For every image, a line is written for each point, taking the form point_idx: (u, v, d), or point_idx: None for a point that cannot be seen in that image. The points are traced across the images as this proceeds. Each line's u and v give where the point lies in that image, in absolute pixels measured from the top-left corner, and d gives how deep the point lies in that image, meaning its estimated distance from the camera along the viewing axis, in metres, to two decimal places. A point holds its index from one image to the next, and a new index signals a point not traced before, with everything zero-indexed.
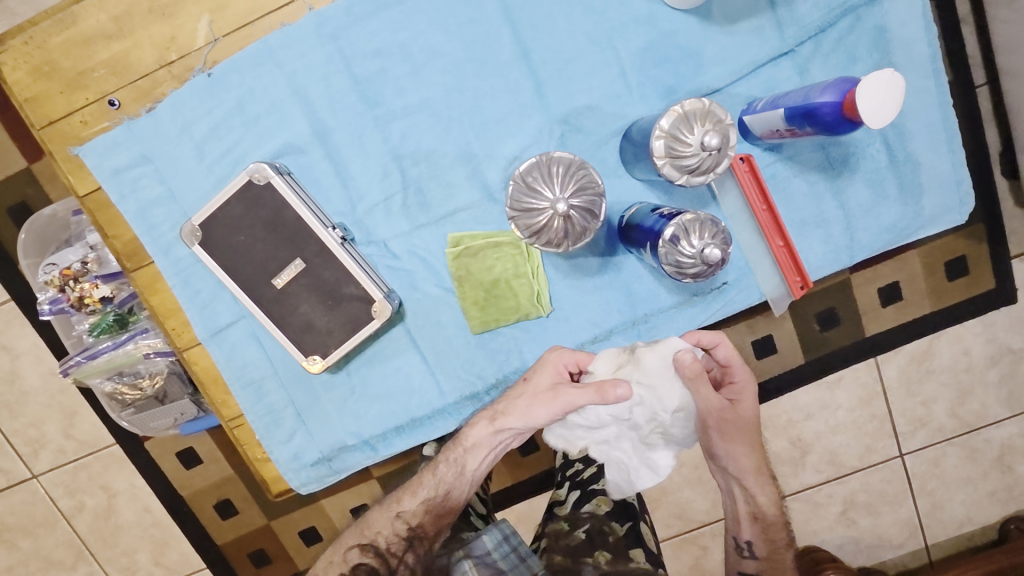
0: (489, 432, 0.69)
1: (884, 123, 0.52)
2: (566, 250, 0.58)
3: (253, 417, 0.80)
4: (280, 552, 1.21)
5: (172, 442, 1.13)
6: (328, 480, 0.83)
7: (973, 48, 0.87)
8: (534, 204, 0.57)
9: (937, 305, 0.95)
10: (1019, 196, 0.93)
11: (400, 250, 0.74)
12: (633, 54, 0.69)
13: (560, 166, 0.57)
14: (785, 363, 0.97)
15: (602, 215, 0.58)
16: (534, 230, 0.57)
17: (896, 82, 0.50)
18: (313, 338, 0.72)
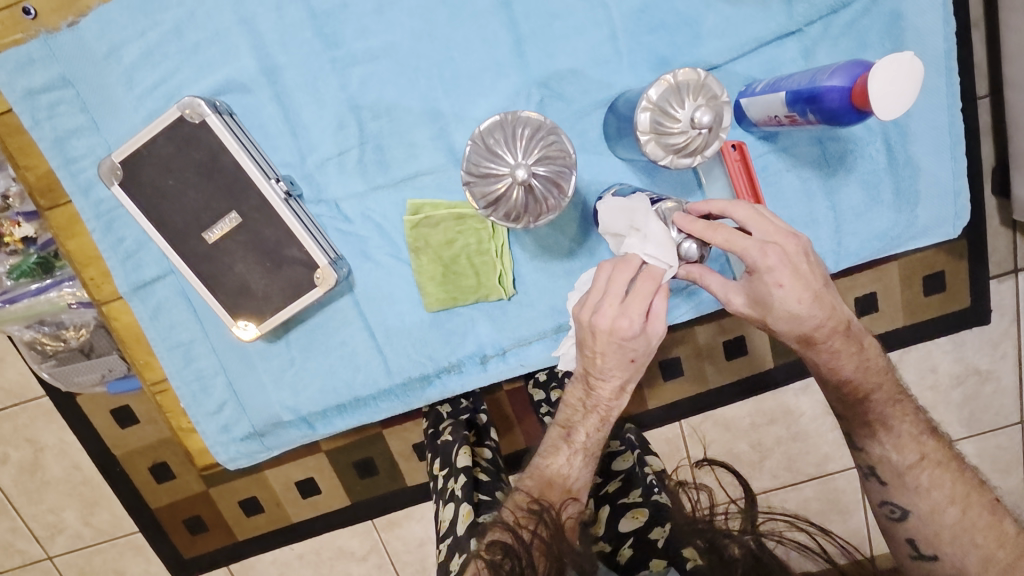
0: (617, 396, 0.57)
1: (897, 114, 0.46)
2: (525, 226, 0.52)
3: (178, 383, 0.73)
4: (216, 521, 1.15)
5: (104, 399, 1.04)
6: (259, 457, 0.77)
7: (981, 54, 0.83)
8: (493, 169, 0.50)
9: (912, 320, 0.92)
10: (1006, 215, 0.90)
11: (353, 213, 0.67)
12: (626, 16, 0.62)
13: (526, 129, 0.50)
14: (755, 366, 0.95)
15: (569, 190, 0.51)
16: (491, 200, 0.50)
17: (914, 67, 0.45)
18: (249, 301, 0.65)
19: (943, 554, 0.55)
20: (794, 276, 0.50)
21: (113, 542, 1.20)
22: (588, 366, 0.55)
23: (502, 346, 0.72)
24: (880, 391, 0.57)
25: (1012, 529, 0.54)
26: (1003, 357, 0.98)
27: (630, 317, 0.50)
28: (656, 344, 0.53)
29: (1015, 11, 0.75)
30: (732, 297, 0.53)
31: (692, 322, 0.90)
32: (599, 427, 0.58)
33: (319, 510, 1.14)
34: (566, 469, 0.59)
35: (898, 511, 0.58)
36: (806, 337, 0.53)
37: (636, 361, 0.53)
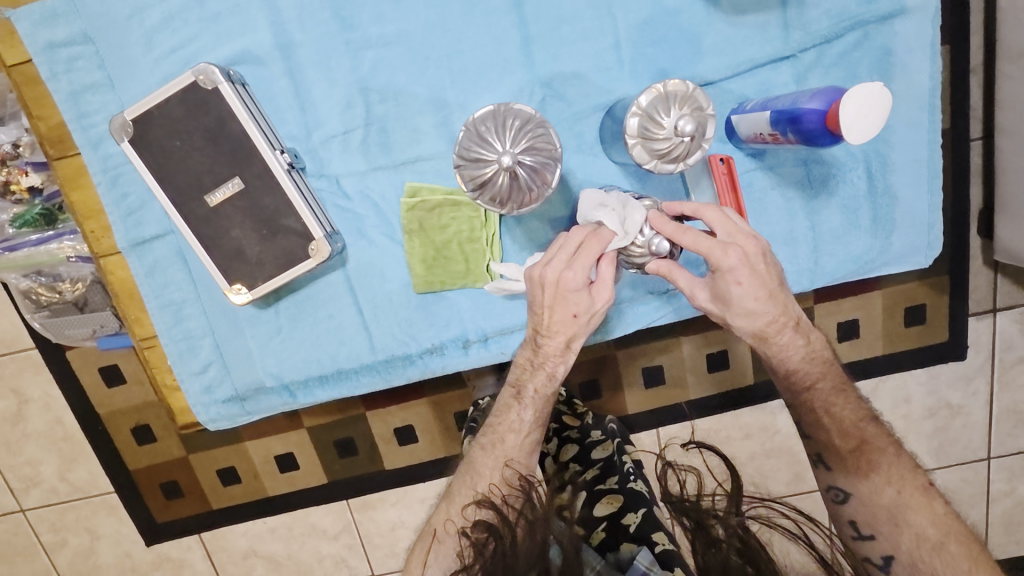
0: (563, 351, 0.61)
1: (865, 140, 0.49)
2: (508, 212, 0.54)
3: (167, 340, 0.75)
4: (192, 487, 1.17)
5: (94, 355, 1.06)
6: (239, 421, 0.79)
7: (974, 99, 0.85)
8: (483, 155, 0.52)
9: (888, 348, 0.95)
10: (987, 256, 0.92)
11: (352, 190, 0.70)
12: (631, 27, 0.64)
13: (517, 119, 0.53)
14: (733, 381, 0.98)
15: (553, 181, 0.53)
16: (480, 182, 0.53)
17: (883, 97, 0.48)
18: (242, 266, 0.67)
19: (879, 533, 0.57)
20: (752, 276, 0.54)
21: (88, 500, 1.21)
22: (536, 323, 0.60)
23: (485, 333, 0.75)
24: (823, 380, 0.60)
25: (942, 509, 0.55)
26: (974, 393, 1.01)
27: (576, 273, 0.56)
28: (601, 308, 0.58)
29: (1009, 60, 0.78)
30: (696, 291, 0.56)
31: (675, 332, 0.94)
32: (547, 383, 0.62)
33: (295, 487, 1.16)
34: (518, 428, 0.63)
35: (840, 494, 0.59)
36: (760, 333, 0.57)
37: (578, 317, 0.57)
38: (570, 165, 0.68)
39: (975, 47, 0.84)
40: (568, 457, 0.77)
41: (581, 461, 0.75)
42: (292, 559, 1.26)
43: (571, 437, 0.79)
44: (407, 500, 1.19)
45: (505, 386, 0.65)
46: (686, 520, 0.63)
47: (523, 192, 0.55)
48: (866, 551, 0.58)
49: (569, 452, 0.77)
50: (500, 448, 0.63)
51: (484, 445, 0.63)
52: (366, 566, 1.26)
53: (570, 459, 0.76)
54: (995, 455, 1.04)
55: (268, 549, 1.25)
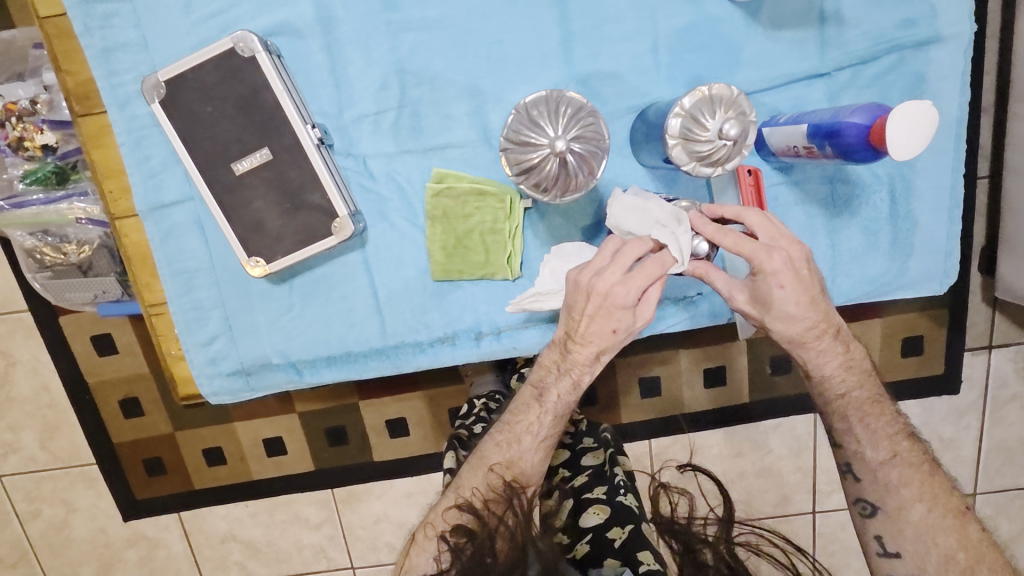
0: (591, 361, 0.61)
1: (909, 156, 0.49)
2: (551, 199, 0.54)
3: (176, 309, 0.73)
4: (176, 465, 1.15)
5: (90, 322, 1.04)
6: (241, 396, 0.77)
7: (989, 137, 0.87)
8: (533, 139, 0.53)
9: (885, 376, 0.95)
10: (988, 292, 0.94)
11: (378, 171, 0.69)
12: (671, 32, 0.65)
13: (569, 107, 0.53)
14: (729, 397, 0.99)
15: (598, 172, 0.53)
16: (524, 167, 0.53)
17: (928, 115, 0.48)
18: (261, 239, 0.66)
19: (905, 552, 0.58)
20: (796, 281, 0.55)
21: (67, 471, 1.19)
22: (571, 330, 0.59)
23: (498, 326, 0.74)
24: (860, 389, 0.60)
25: (975, 533, 0.57)
26: (966, 428, 1.02)
27: (628, 290, 0.55)
28: (639, 326, 0.58)
29: None
30: (735, 293, 0.58)
31: (676, 344, 0.94)
32: (570, 391, 0.62)
33: (282, 472, 1.15)
34: (534, 428, 0.63)
35: (868, 508, 0.61)
36: (796, 339, 0.58)
37: (617, 333, 0.57)
38: None
39: (989, 86, 0.85)
40: (558, 461, 0.76)
41: (571, 466, 0.74)
42: (271, 546, 1.24)
43: (567, 443, 0.78)
44: (393, 494, 1.18)
45: (527, 382, 0.65)
46: (674, 542, 0.64)
47: (567, 182, 0.54)
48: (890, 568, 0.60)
49: (559, 456, 0.77)
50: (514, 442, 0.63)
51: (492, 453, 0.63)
52: (346, 559, 1.24)
53: (560, 464, 0.75)
54: (981, 492, 1.06)
55: (247, 534, 1.23)
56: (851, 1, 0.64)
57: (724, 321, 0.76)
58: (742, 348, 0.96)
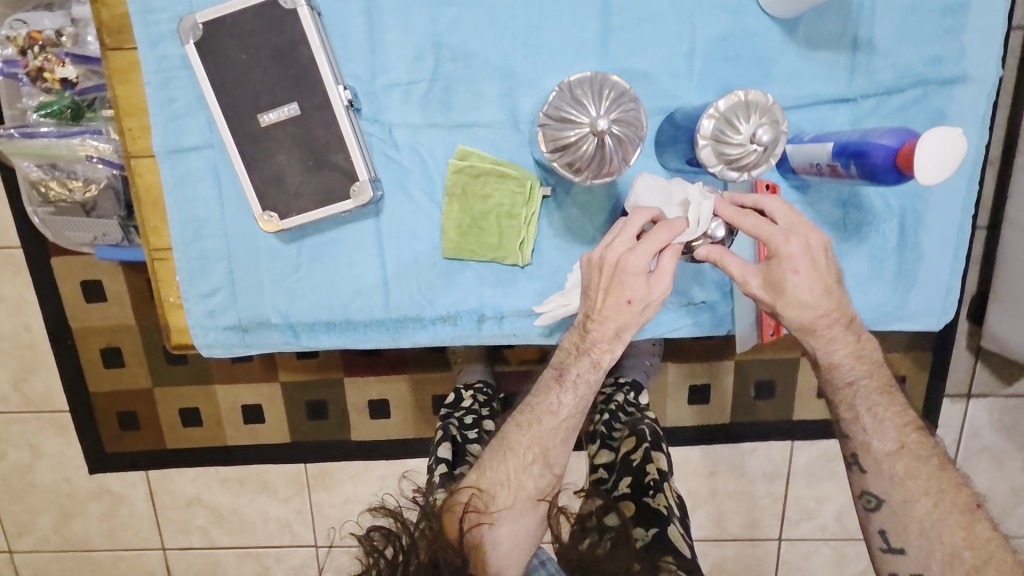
0: (611, 338, 0.63)
1: (934, 180, 0.50)
2: (582, 179, 0.55)
3: (180, 256, 0.73)
4: (151, 420, 1.13)
5: (83, 266, 1.02)
6: (235, 351, 0.77)
7: (992, 189, 0.89)
8: (572, 117, 0.54)
9: None
10: (973, 340, 0.96)
11: (403, 142, 0.69)
12: (707, 40, 0.66)
13: (612, 91, 0.54)
14: (712, 416, 1.01)
15: (631, 159, 0.55)
16: (560, 145, 0.54)
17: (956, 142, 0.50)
18: (279, 193, 0.66)
19: (908, 547, 0.60)
20: (809, 267, 0.58)
21: (38, 416, 1.16)
22: (589, 308, 0.62)
23: (502, 311, 0.75)
24: (869, 380, 0.63)
25: (984, 533, 0.57)
26: None
27: (639, 257, 0.58)
28: (657, 298, 0.60)
29: None
30: (749, 278, 0.60)
31: (667, 357, 0.97)
32: (590, 369, 0.65)
33: (256, 441, 1.14)
34: (556, 409, 0.66)
35: (872, 503, 0.62)
36: (805, 325, 0.61)
37: (632, 303, 0.60)
38: None
39: (997, 140, 0.87)
40: (599, 462, 0.78)
41: (607, 466, 0.77)
42: (236, 515, 1.22)
43: (609, 443, 0.79)
44: (366, 476, 1.17)
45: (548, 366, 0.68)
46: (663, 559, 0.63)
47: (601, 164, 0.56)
48: (893, 565, 0.61)
49: (603, 456, 0.78)
50: (536, 424, 0.67)
51: (518, 441, 0.67)
52: (311, 537, 1.23)
53: (600, 465, 0.78)
54: None
55: (213, 500, 1.21)
56: (885, 31, 0.66)
57: (723, 333, 0.77)
58: (729, 367, 0.98)
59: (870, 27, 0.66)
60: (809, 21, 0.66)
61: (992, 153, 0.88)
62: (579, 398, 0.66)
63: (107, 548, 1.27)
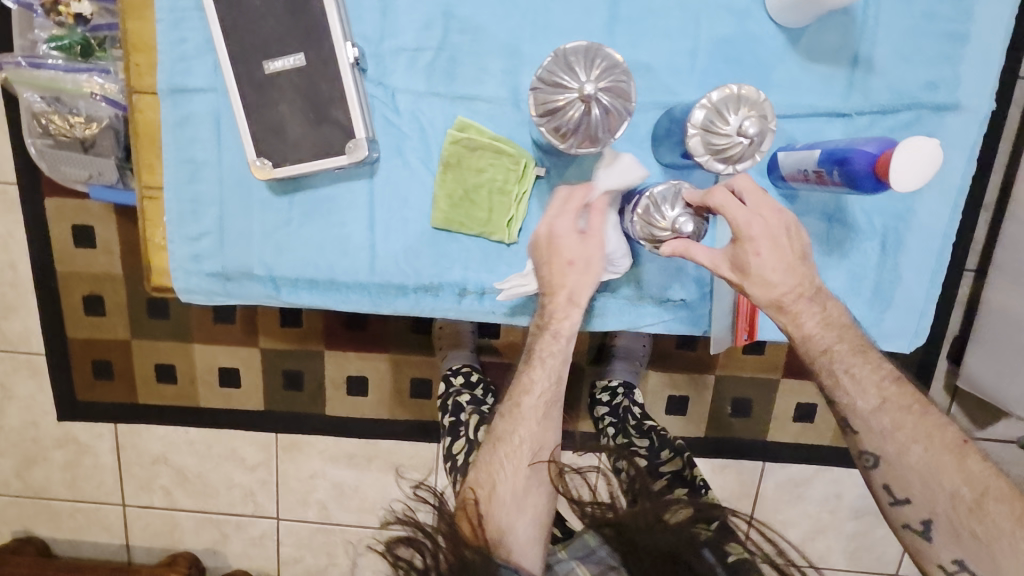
0: (566, 304, 0.70)
1: (908, 188, 0.52)
2: (566, 147, 0.57)
3: (172, 197, 0.73)
4: (124, 372, 1.12)
5: (77, 211, 1.03)
6: (215, 299, 0.76)
7: (982, 234, 0.91)
8: (563, 83, 0.55)
9: (835, 442, 1.05)
10: (949, 381, 0.98)
11: (404, 108, 0.70)
12: (711, 41, 0.68)
13: (605, 62, 0.55)
14: (687, 428, 1.05)
15: (616, 132, 0.56)
16: (548, 109, 0.55)
17: (934, 154, 0.51)
18: (276, 142, 0.66)
19: (914, 496, 0.58)
20: (771, 248, 0.60)
21: (12, 355, 1.15)
22: (540, 279, 0.71)
23: (484, 287, 0.75)
24: (840, 343, 0.62)
25: (977, 466, 0.57)
26: None
27: (564, 220, 0.69)
28: (595, 255, 0.69)
29: None
30: (718, 264, 0.62)
31: (648, 364, 1.01)
32: (553, 340, 0.70)
33: (228, 405, 1.13)
34: (529, 387, 0.70)
35: (871, 460, 0.61)
36: (777, 302, 0.61)
37: (573, 262, 0.69)
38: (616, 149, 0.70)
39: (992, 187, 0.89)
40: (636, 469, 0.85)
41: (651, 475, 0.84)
42: (200, 478, 1.21)
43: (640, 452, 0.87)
44: (335, 452, 1.17)
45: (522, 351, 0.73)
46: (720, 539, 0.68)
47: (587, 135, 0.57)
48: (904, 517, 0.60)
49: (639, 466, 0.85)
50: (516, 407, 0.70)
51: (503, 426, 0.69)
52: (273, 508, 1.22)
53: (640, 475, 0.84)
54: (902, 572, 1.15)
55: (180, 461, 1.20)
56: (884, 51, 0.68)
57: (699, 332, 0.78)
58: (710, 383, 1.02)
59: (871, 46, 0.68)
60: (812, 33, 0.67)
61: (987, 199, 0.90)
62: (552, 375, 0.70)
63: (66, 498, 1.24)
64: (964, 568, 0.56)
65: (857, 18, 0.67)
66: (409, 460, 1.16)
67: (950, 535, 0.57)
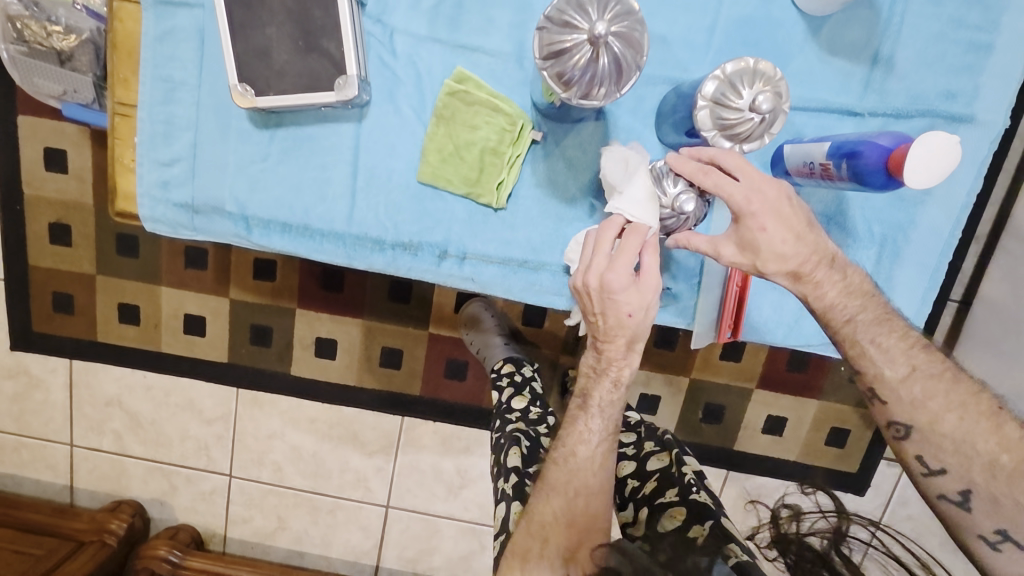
0: (625, 353, 0.59)
1: (924, 185, 0.51)
2: (568, 96, 0.54)
3: (145, 116, 0.68)
4: (86, 307, 1.06)
5: (52, 132, 0.97)
6: (180, 233, 0.71)
7: (971, 264, 0.91)
8: (574, 23, 0.51)
9: (802, 458, 1.03)
10: None
11: (402, 51, 0.67)
12: (729, 21, 0.65)
13: (619, 7, 0.52)
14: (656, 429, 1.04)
15: (624, 87, 0.54)
16: (555, 50, 0.52)
17: (949, 145, 0.50)
18: (261, 67, 0.62)
19: (950, 467, 0.56)
20: (777, 220, 0.55)
21: None
22: (593, 331, 0.59)
23: (465, 252, 0.71)
24: (864, 312, 0.59)
25: (1015, 433, 0.54)
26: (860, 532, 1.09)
27: (619, 272, 0.54)
28: (654, 300, 0.56)
29: (1016, 242, 0.83)
30: (721, 248, 0.58)
31: None
32: (612, 390, 0.61)
33: (191, 354, 1.07)
34: (584, 435, 0.62)
35: (902, 430, 0.58)
36: (794, 273, 0.57)
37: (632, 317, 0.56)
38: (616, 124, 0.68)
39: (988, 218, 0.88)
40: (625, 472, 0.74)
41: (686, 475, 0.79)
42: (154, 426, 1.14)
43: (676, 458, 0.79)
44: (297, 415, 1.11)
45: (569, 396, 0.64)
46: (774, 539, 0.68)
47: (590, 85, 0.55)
48: (939, 488, 0.57)
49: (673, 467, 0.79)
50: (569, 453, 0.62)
51: (555, 477, 0.62)
52: (226, 465, 1.15)
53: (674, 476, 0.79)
54: None
55: (134, 406, 1.13)
56: (905, 52, 0.65)
57: (682, 326, 0.74)
58: (686, 386, 1.00)
59: (892, 46, 0.65)
60: (835, 24, 0.65)
61: (982, 229, 0.89)
62: (605, 424, 0.62)
63: (12, 432, 1.16)
64: (1008, 538, 0.53)
65: (882, 14, 0.65)
66: (371, 429, 1.11)
67: (990, 503, 0.54)
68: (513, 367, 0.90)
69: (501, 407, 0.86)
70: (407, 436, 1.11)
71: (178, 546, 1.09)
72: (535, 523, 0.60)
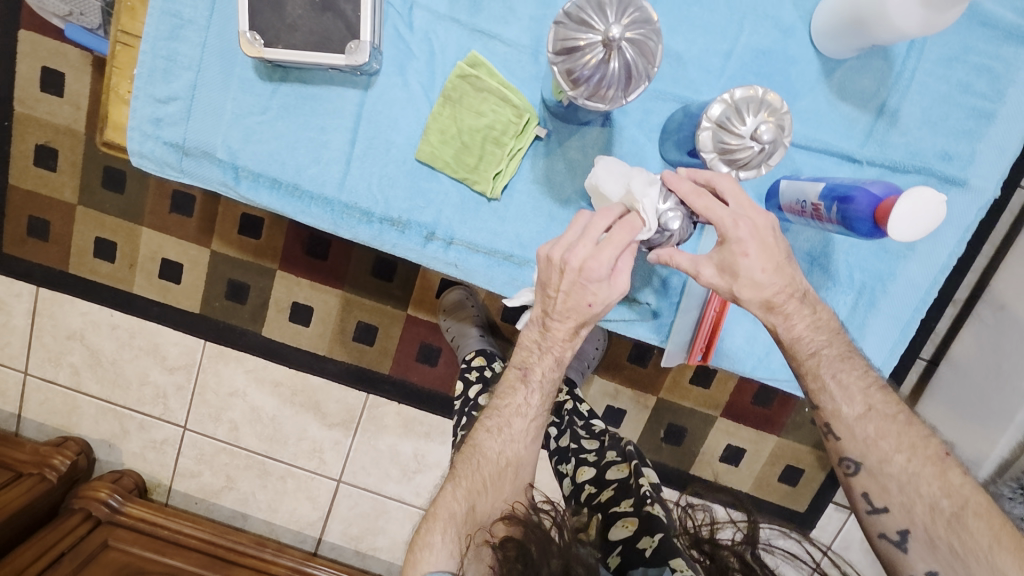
0: (569, 338, 0.60)
1: (909, 238, 0.52)
2: (574, 94, 0.54)
3: (146, 49, 0.66)
4: (61, 237, 1.03)
5: (53, 54, 0.95)
6: (167, 173, 0.70)
7: (943, 325, 0.93)
8: (590, 22, 0.51)
9: (754, 490, 1.05)
10: None
11: (418, 27, 0.66)
12: (746, 50, 0.65)
13: (637, 14, 0.52)
14: None
15: (630, 93, 0.53)
16: (568, 47, 0.52)
17: (936, 201, 0.51)
18: (273, 18, 0.61)
19: (892, 506, 0.56)
20: (760, 249, 0.55)
21: None
22: (547, 307, 0.59)
23: (452, 236, 0.71)
24: (829, 348, 0.60)
25: (958, 480, 0.55)
26: None
27: (601, 262, 0.54)
28: (617, 297, 0.57)
29: (988, 309, 0.85)
30: (701, 269, 0.58)
31: (596, 368, 1.00)
32: (553, 368, 0.63)
33: (164, 300, 1.06)
34: (527, 410, 0.63)
35: (851, 468, 0.59)
36: (767, 303, 0.58)
37: (593, 307, 0.56)
38: (620, 133, 0.68)
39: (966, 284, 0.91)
40: (583, 479, 0.73)
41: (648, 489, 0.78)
42: (114, 365, 1.11)
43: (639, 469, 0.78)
44: (261, 375, 1.10)
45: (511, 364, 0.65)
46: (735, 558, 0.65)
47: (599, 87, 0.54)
48: (880, 527, 0.57)
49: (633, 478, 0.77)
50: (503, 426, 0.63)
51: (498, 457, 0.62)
52: (182, 417, 1.13)
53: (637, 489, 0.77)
54: None
55: (97, 343, 1.10)
56: (911, 107, 0.66)
57: (654, 342, 0.75)
58: (652, 404, 1.01)
59: (899, 99, 0.66)
60: (848, 70, 0.66)
61: (959, 294, 0.91)
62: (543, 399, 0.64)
63: None
64: None
65: (894, 67, 0.66)
66: (335, 400, 1.10)
67: (926, 545, 0.55)
68: (484, 360, 0.90)
69: (467, 402, 0.84)
70: (370, 413, 1.10)
71: (119, 490, 1.07)
72: (462, 490, 0.61)
